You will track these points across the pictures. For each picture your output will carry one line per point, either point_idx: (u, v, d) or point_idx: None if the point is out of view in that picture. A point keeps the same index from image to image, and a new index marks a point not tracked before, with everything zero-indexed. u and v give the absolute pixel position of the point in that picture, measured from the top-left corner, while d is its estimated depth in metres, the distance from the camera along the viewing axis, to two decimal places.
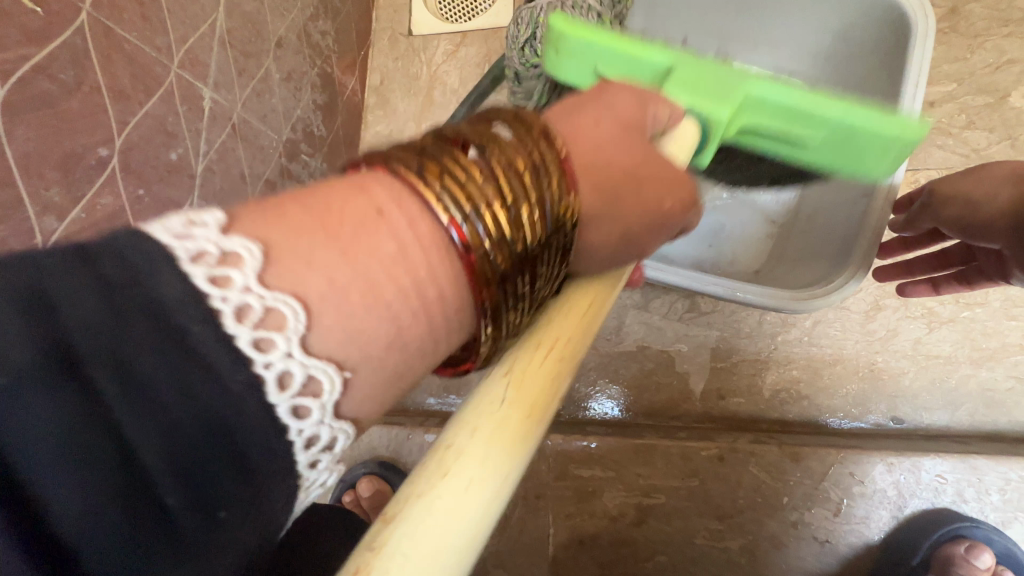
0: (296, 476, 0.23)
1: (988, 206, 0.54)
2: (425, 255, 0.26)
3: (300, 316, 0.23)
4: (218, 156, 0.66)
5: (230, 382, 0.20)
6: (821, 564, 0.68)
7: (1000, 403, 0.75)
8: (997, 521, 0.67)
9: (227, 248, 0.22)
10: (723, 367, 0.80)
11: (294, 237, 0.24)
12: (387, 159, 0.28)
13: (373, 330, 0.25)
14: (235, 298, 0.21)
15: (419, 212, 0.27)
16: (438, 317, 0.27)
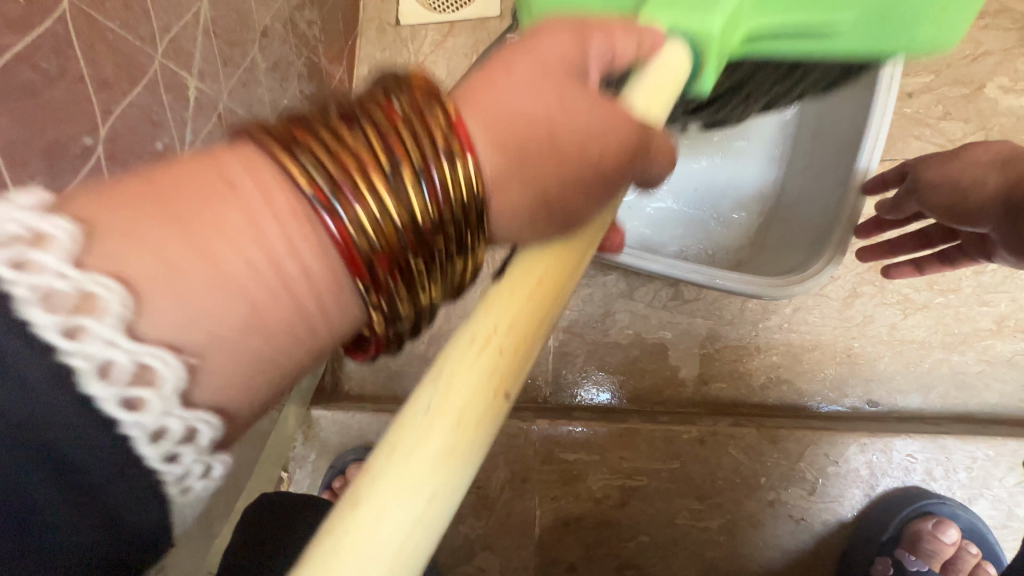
0: (140, 468, 0.20)
1: (977, 192, 0.54)
2: (286, 232, 0.24)
3: (123, 298, 0.20)
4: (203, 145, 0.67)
5: (30, 372, 0.18)
6: (796, 541, 0.70)
7: (971, 386, 0.77)
8: (964, 498, 0.68)
9: (83, 287, 0.20)
10: (706, 354, 0.82)
11: (130, 221, 0.22)
12: (264, 129, 0.25)
13: (222, 318, 0.23)
14: (49, 283, 0.19)
15: (276, 182, 0.24)
16: (308, 301, 0.25)
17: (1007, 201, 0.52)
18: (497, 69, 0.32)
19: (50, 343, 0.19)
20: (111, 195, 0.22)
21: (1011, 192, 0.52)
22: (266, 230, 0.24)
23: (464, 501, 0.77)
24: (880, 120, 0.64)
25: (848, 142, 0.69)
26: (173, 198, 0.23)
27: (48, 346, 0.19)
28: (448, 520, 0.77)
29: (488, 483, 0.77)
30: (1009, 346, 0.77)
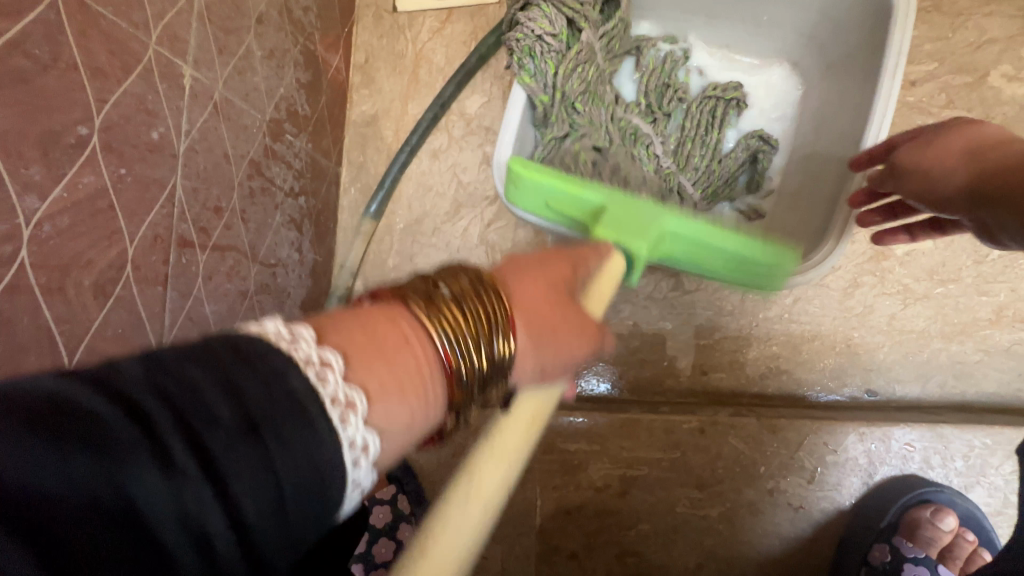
0: (345, 474, 0.25)
1: (950, 180, 0.55)
2: (424, 368, 0.33)
3: (365, 405, 0.27)
4: (200, 135, 0.66)
5: (332, 444, 0.24)
6: (795, 529, 0.70)
7: (969, 375, 0.78)
8: (961, 485, 0.69)
9: (345, 394, 0.26)
10: (706, 344, 0.82)
11: (359, 350, 0.30)
12: (402, 298, 0.35)
13: (392, 423, 0.30)
14: (332, 392, 0.25)
15: (427, 339, 0.34)
16: (427, 411, 0.33)
17: (974, 198, 0.54)
18: (523, 283, 0.48)
19: (337, 426, 0.25)
20: (331, 326, 0.30)
21: (980, 188, 0.53)
22: (419, 357, 0.33)
23: None
24: (883, 107, 0.64)
25: (853, 130, 0.69)
26: (372, 334, 0.31)
27: (336, 428, 0.25)
28: None
29: None
30: (1007, 336, 0.77)
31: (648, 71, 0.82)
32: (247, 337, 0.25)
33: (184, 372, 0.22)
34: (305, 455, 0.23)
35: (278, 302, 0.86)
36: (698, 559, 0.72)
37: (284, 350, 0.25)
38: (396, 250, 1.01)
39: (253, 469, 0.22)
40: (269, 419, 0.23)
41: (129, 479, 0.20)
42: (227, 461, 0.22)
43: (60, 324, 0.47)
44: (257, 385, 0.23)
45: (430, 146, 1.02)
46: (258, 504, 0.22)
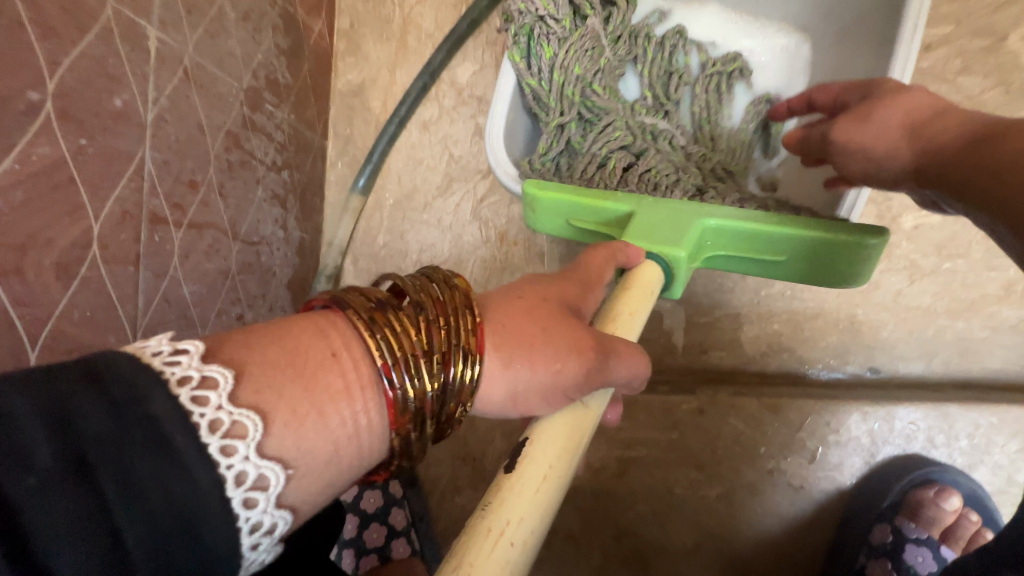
0: (232, 514, 0.26)
1: (891, 164, 0.49)
2: (353, 389, 0.31)
3: (259, 427, 0.27)
4: (170, 104, 0.61)
5: (198, 479, 0.25)
6: (794, 509, 0.69)
7: (974, 352, 0.76)
8: (964, 465, 0.67)
9: (235, 417, 0.26)
10: (705, 323, 0.80)
11: (269, 371, 0.29)
12: (344, 305, 0.33)
13: (309, 450, 0.29)
14: (209, 414, 0.26)
15: (363, 354, 0.31)
16: (364, 440, 0.31)
17: (924, 179, 0.47)
18: (504, 297, 0.39)
19: (212, 457, 0.25)
20: (250, 339, 0.30)
21: (927, 168, 0.46)
22: (355, 370, 0.31)
23: (460, 473, 0.76)
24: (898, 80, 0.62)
25: None
26: (293, 346, 0.30)
27: (211, 458, 0.25)
28: (444, 492, 0.76)
29: (485, 455, 0.76)
30: (1015, 312, 0.75)
31: (648, 62, 0.77)
32: (102, 362, 0.26)
33: (4, 407, 0.23)
34: (147, 486, 0.24)
35: (262, 282, 0.82)
36: (696, 540, 0.70)
37: (161, 368, 0.26)
38: (385, 227, 0.97)
39: (77, 508, 0.22)
40: (106, 451, 0.23)
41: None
42: (38, 511, 0.22)
43: (17, 308, 0.44)
44: (102, 415, 0.24)
45: (419, 117, 0.98)
46: (84, 540, 0.22)
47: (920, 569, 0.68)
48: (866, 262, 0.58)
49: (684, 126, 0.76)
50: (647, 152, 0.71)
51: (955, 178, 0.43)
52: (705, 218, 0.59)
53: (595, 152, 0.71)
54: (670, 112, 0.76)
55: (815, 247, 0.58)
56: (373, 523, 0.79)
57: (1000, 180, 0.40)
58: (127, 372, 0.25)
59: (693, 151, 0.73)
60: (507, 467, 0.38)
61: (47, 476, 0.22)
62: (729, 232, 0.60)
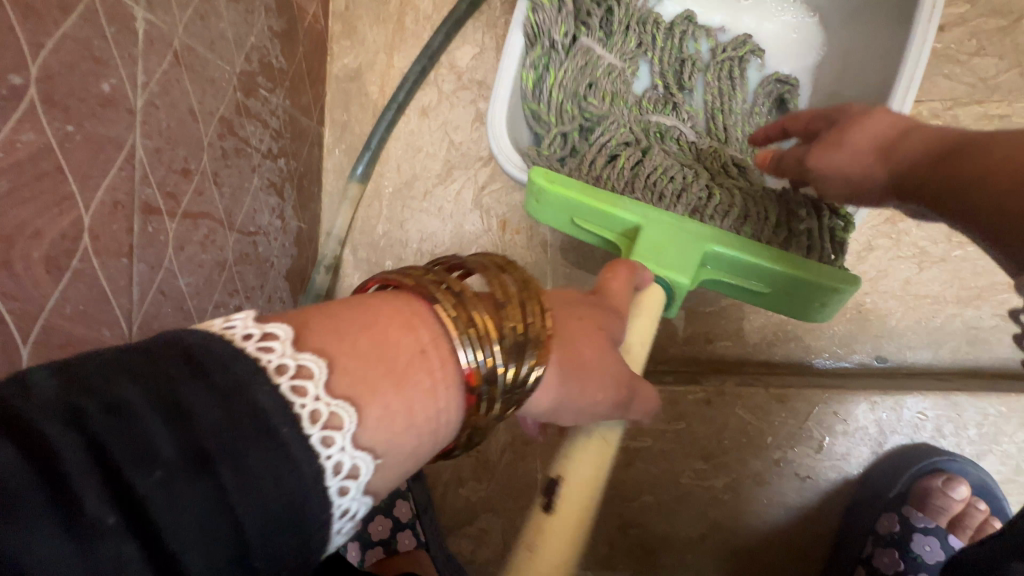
0: (329, 503, 0.24)
1: (871, 181, 0.48)
2: (437, 382, 0.29)
3: (353, 419, 0.25)
4: (160, 89, 0.59)
5: (304, 470, 0.23)
6: (800, 499, 0.68)
7: (983, 340, 0.75)
8: (973, 454, 0.67)
9: (332, 409, 0.24)
10: (711, 313, 0.78)
11: (359, 360, 0.26)
12: (427, 293, 0.31)
13: (393, 443, 0.27)
14: (310, 405, 0.24)
15: (447, 348, 0.30)
16: (438, 430, 0.29)
17: (902, 193, 0.46)
18: (568, 315, 0.38)
19: (313, 447, 0.23)
20: (339, 325, 0.27)
21: (907, 182, 0.45)
22: (441, 364, 0.29)
23: (465, 465, 0.76)
24: (914, 65, 0.61)
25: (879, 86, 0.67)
26: (381, 337, 0.28)
27: (313, 448, 0.23)
28: (448, 484, 0.76)
29: (489, 447, 0.75)
30: None
31: (659, 51, 0.76)
32: (198, 344, 0.23)
33: (112, 396, 0.21)
34: (262, 481, 0.22)
35: (260, 274, 0.81)
36: (701, 531, 0.70)
37: (253, 354, 0.24)
38: (385, 216, 0.95)
39: (196, 501, 0.20)
40: (218, 444, 0.21)
41: (58, 523, 0.18)
42: (161, 503, 0.20)
43: (6, 303, 0.43)
44: (209, 403, 0.22)
45: (418, 102, 0.95)
46: (207, 537, 0.21)
47: (927, 558, 0.67)
48: (834, 308, 0.60)
49: (694, 121, 0.74)
50: (652, 148, 0.69)
51: (929, 195, 0.42)
52: (711, 243, 0.57)
53: (602, 144, 0.69)
54: (680, 106, 0.74)
55: (800, 287, 0.58)
56: (377, 516, 0.78)
57: (980, 197, 0.38)
58: (228, 357, 0.23)
59: (703, 151, 0.71)
60: (545, 506, 0.42)
61: (165, 472, 0.20)
62: (724, 262, 0.59)
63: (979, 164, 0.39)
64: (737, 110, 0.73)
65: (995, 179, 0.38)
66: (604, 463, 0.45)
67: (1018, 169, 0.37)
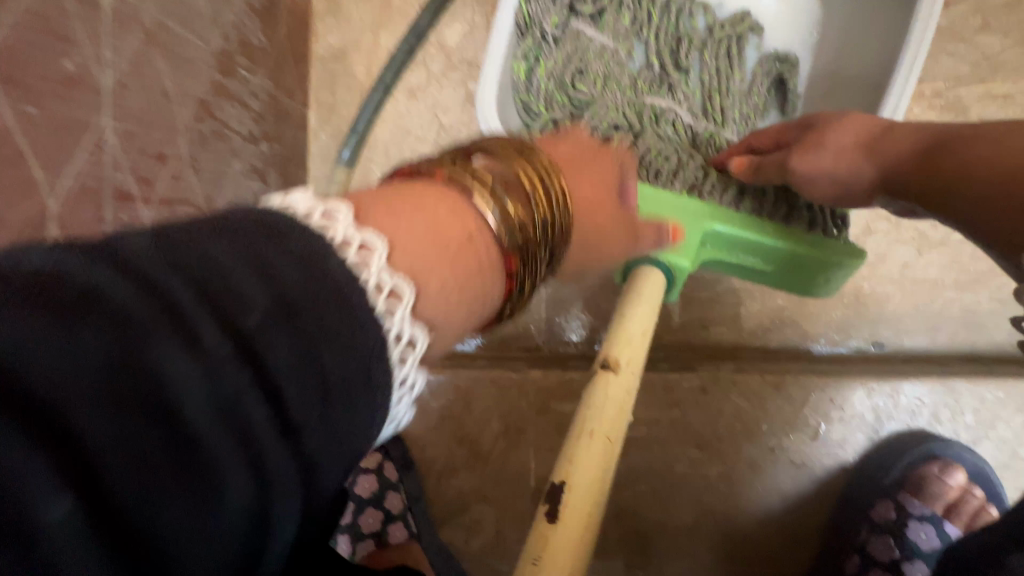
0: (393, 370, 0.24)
1: (858, 182, 0.53)
2: (483, 258, 0.32)
3: (414, 299, 0.26)
4: (131, 68, 0.56)
5: (377, 327, 0.23)
6: (795, 486, 0.68)
7: (981, 325, 0.74)
8: (969, 440, 0.66)
9: (393, 283, 0.25)
10: (706, 299, 0.77)
11: (414, 243, 0.28)
12: (459, 180, 0.33)
13: (452, 312, 0.30)
14: (374, 278, 0.24)
15: (486, 227, 0.32)
16: (489, 300, 0.33)
17: (893, 193, 0.51)
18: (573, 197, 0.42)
19: (379, 313, 0.24)
20: (391, 213, 0.28)
21: (890, 181, 0.51)
22: (480, 243, 0.31)
23: (457, 455, 0.75)
24: (918, 47, 0.59)
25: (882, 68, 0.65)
26: (434, 226, 0.29)
27: (378, 314, 0.24)
28: (440, 474, 0.75)
29: (481, 436, 0.74)
30: None
31: (654, 27, 0.72)
32: (267, 218, 0.23)
33: (203, 249, 0.20)
34: (340, 336, 0.22)
35: None
36: (695, 518, 0.69)
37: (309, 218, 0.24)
38: None
39: (291, 346, 0.20)
40: (301, 298, 0.21)
41: (162, 348, 0.18)
42: (260, 343, 0.20)
43: None
44: (288, 264, 0.22)
45: (406, 83, 0.92)
46: (306, 390, 0.20)
47: (922, 545, 0.67)
48: (836, 280, 0.60)
49: (689, 102, 0.70)
50: (645, 131, 0.66)
51: (922, 189, 0.48)
52: (711, 220, 0.57)
53: (594, 126, 0.66)
54: (675, 86, 0.71)
55: (802, 260, 0.58)
56: (368, 508, 0.78)
57: (969, 190, 0.44)
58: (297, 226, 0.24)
59: (698, 134, 0.68)
60: (549, 516, 0.36)
61: (260, 315, 0.20)
62: (724, 242, 0.58)
63: (964, 159, 0.45)
64: (734, 90, 0.71)
65: (980, 171, 0.44)
66: (610, 457, 0.40)
67: (999, 161, 0.43)
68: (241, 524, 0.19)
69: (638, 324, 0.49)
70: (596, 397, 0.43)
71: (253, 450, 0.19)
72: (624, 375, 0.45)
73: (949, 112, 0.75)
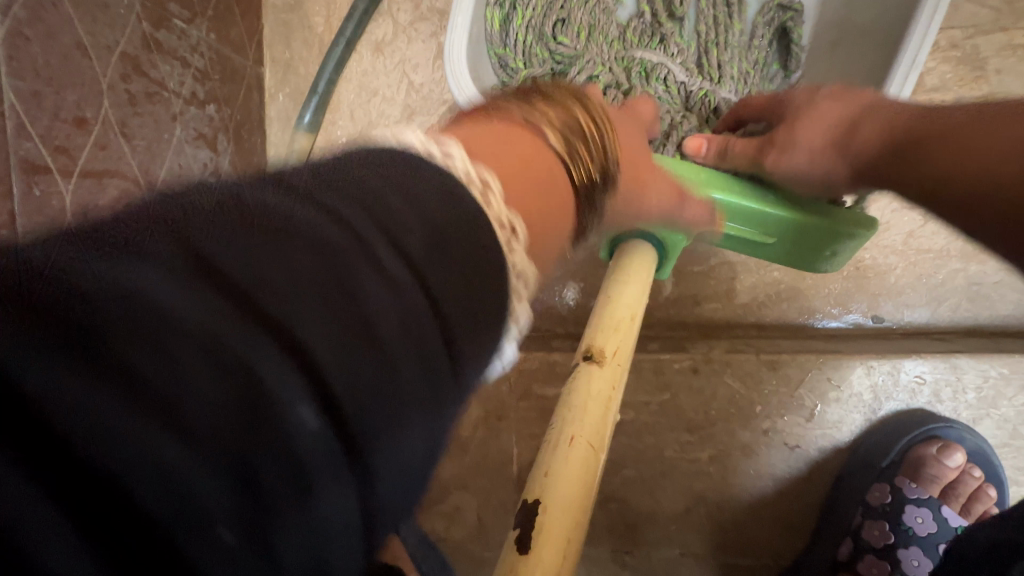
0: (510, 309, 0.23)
1: (827, 172, 0.47)
2: (560, 190, 0.30)
3: (518, 229, 0.24)
4: (30, 14, 0.47)
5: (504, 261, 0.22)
6: (789, 469, 0.65)
7: (985, 297, 0.70)
8: (969, 419, 0.63)
9: (503, 212, 0.24)
10: (699, 273, 0.72)
11: (507, 171, 0.27)
12: (529, 115, 0.32)
13: (535, 248, 0.28)
14: (490, 202, 0.23)
15: (559, 156, 0.31)
16: (563, 238, 0.31)
17: (871, 179, 0.46)
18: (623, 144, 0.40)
19: (502, 243, 0.23)
20: (482, 145, 0.28)
21: (869, 167, 0.45)
22: (561, 186, 0.30)
23: None
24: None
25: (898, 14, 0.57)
26: (520, 155, 0.29)
27: (502, 243, 0.22)
28: None
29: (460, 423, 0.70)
30: None
31: None
32: (387, 151, 0.23)
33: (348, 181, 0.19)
34: (478, 263, 0.20)
35: None
36: (685, 504, 0.67)
37: (434, 158, 0.23)
38: None
39: (449, 268, 0.19)
40: (443, 216, 0.20)
41: (345, 246, 0.17)
42: (426, 265, 0.18)
43: None
44: (430, 184, 0.21)
45: (371, 38, 0.83)
46: (467, 319, 0.19)
47: (918, 530, 0.64)
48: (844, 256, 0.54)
49: (683, 56, 0.63)
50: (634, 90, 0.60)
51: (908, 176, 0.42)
52: (711, 189, 0.50)
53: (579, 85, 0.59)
54: (668, 38, 0.63)
55: (811, 235, 0.52)
56: None
57: (956, 184, 0.38)
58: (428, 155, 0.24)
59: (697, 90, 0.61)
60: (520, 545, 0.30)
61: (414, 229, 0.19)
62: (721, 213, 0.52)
63: (978, 148, 0.37)
64: (733, 42, 0.64)
65: (956, 177, 0.38)
66: (591, 468, 0.34)
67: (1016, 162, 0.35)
68: (427, 443, 0.17)
69: (625, 308, 0.45)
70: (576, 397, 0.38)
71: (432, 380, 0.17)
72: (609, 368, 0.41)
73: (965, 65, 0.69)
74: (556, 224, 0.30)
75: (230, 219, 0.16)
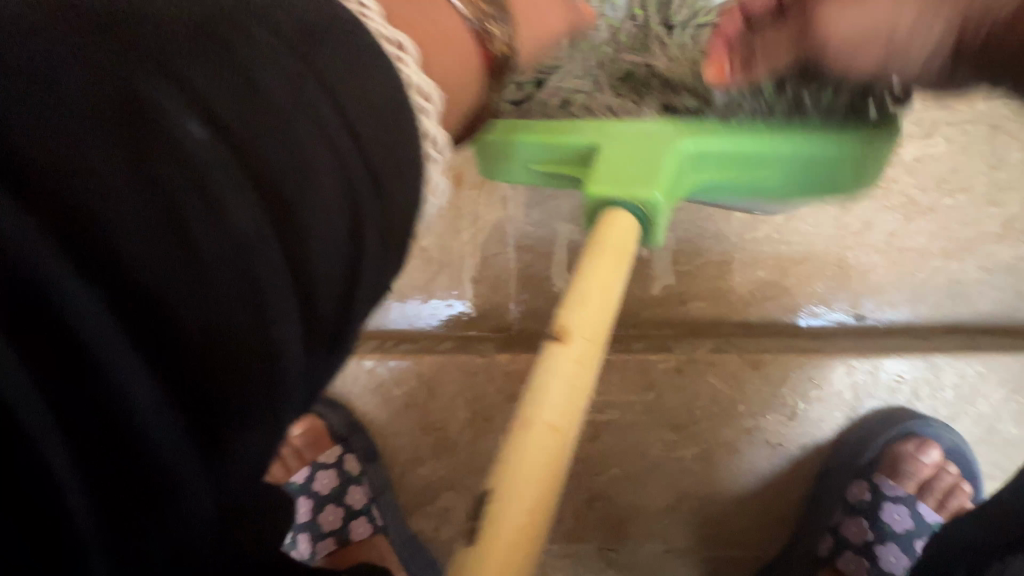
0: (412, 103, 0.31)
1: (933, 49, 0.44)
2: (460, 40, 0.42)
3: (409, 50, 0.33)
4: None
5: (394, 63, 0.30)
6: (771, 466, 0.66)
7: (965, 295, 0.71)
8: (946, 416, 0.65)
9: (393, 35, 0.32)
10: (684, 273, 0.72)
11: (399, 18, 0.36)
12: None
13: (437, 69, 0.39)
14: (380, 25, 0.31)
15: (446, 13, 0.41)
16: (475, 78, 0.43)
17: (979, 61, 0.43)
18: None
19: (395, 55, 0.31)
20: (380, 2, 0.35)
21: (988, 45, 0.42)
22: (466, 45, 0.42)
23: (423, 444, 0.71)
24: None
25: None
26: (411, 11, 0.37)
27: (394, 56, 0.31)
28: (407, 465, 0.71)
29: (448, 424, 0.71)
30: (1011, 250, 0.70)
31: None
32: None
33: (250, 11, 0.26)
34: (363, 63, 0.28)
35: None
36: (669, 501, 0.68)
37: (344, 3, 0.30)
38: None
39: (340, 58, 0.27)
40: (335, 39, 0.28)
41: (306, 105, 0.25)
42: (316, 70, 0.26)
43: None
44: (355, 48, 0.28)
45: None
46: (358, 103, 0.27)
47: (895, 526, 0.66)
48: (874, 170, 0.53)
49: None
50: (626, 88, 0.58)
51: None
52: (685, 140, 0.50)
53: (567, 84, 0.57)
54: None
55: (819, 159, 0.52)
56: (328, 505, 0.74)
57: None
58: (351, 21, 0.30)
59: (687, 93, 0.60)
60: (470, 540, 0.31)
61: (354, 94, 0.27)
62: (720, 159, 0.52)
63: None
64: None
65: None
66: (556, 453, 0.34)
67: None
68: (347, 197, 0.26)
69: (595, 286, 0.42)
70: (542, 379, 0.36)
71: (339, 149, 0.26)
72: (577, 347, 0.38)
73: None
74: (472, 72, 0.43)
75: (236, 83, 0.24)
